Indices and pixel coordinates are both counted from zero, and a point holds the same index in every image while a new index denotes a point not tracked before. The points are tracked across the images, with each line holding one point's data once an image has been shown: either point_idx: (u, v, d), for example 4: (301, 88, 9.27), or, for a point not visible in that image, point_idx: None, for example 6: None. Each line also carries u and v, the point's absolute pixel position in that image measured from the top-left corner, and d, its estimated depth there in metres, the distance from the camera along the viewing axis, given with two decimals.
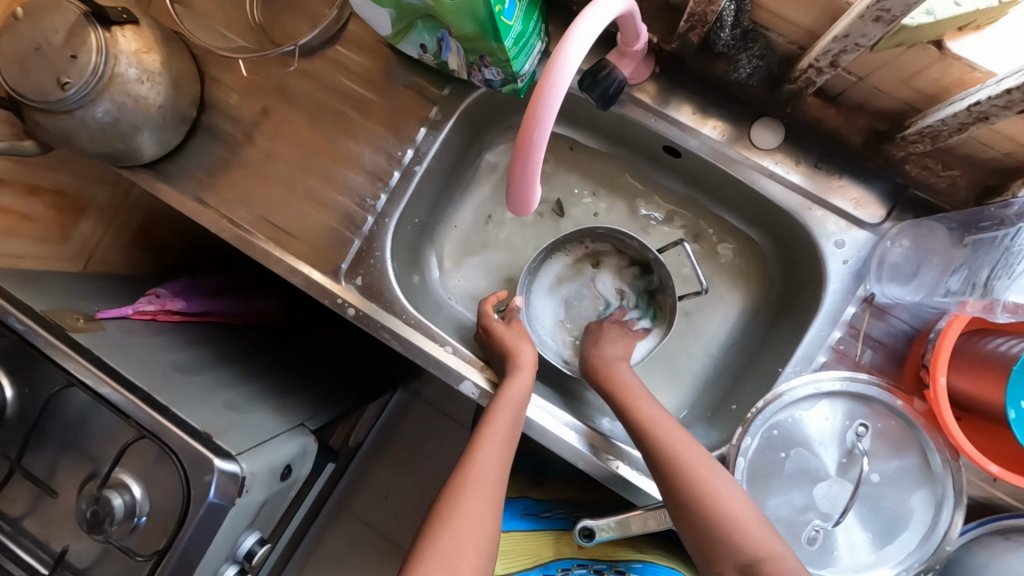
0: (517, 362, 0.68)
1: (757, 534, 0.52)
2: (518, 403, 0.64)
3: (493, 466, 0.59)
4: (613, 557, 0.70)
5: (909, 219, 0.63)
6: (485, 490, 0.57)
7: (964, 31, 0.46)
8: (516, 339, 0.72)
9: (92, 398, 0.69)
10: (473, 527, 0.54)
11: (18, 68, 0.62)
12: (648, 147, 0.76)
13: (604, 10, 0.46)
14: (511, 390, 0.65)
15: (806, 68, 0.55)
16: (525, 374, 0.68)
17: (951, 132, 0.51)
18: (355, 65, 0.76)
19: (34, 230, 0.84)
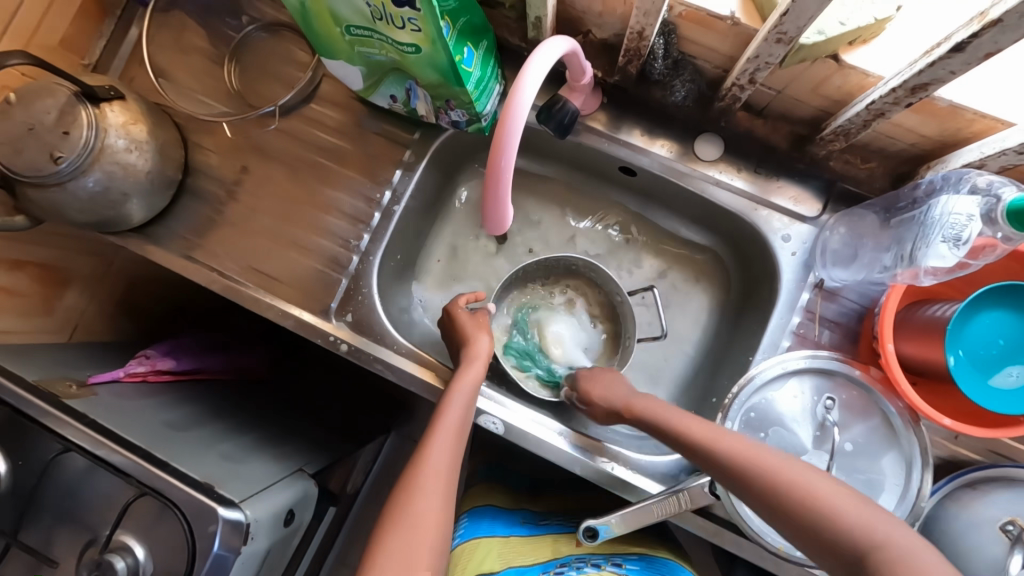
0: (472, 352, 0.70)
1: (842, 506, 0.49)
2: (471, 391, 0.67)
3: (448, 463, 0.61)
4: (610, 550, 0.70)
5: (843, 210, 0.71)
6: (439, 486, 0.59)
7: (854, 45, 0.55)
8: (476, 330, 0.74)
9: (90, 461, 0.70)
10: (430, 524, 0.56)
11: (11, 148, 0.66)
12: (606, 170, 0.83)
13: (546, 51, 0.52)
14: (465, 380, 0.68)
15: (731, 87, 0.64)
16: (479, 362, 0.70)
17: (859, 128, 0.60)
18: (330, 120, 0.83)
19: (17, 305, 0.82)
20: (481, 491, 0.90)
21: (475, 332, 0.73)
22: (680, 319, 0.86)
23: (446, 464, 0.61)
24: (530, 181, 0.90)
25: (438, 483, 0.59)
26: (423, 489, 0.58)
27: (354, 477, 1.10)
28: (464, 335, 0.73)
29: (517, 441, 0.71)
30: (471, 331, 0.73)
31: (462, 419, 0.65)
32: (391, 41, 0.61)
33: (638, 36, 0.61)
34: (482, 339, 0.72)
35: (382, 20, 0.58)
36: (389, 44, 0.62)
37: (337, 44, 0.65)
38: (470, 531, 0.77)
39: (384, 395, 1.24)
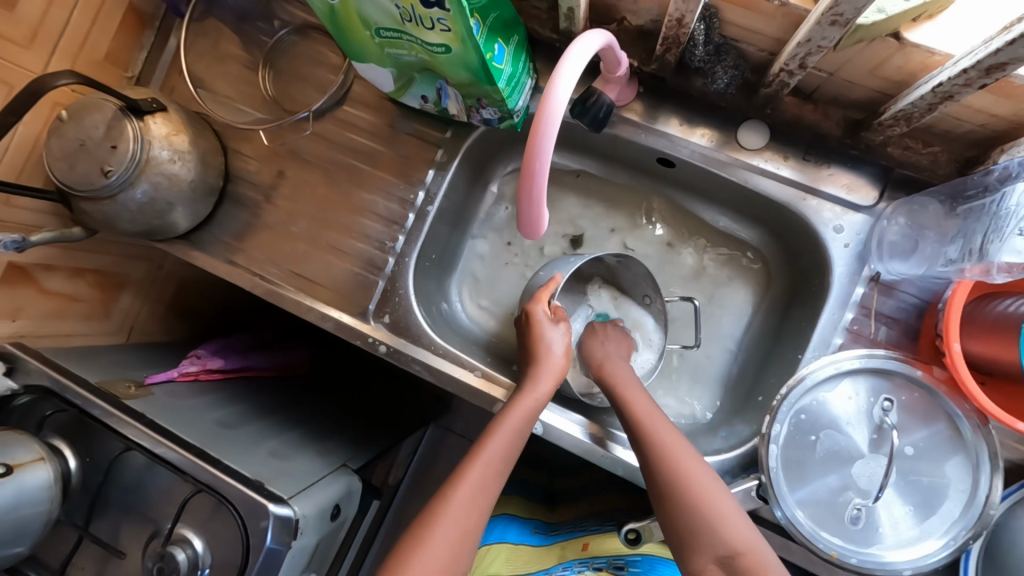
0: (538, 365, 0.67)
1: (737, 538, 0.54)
2: (532, 414, 0.63)
3: (481, 487, 0.59)
4: (613, 552, 0.70)
5: (902, 197, 0.66)
6: (470, 510, 0.57)
7: (918, 21, 0.50)
8: (544, 337, 0.69)
9: (150, 459, 0.73)
10: (446, 549, 0.54)
11: (65, 163, 0.69)
12: (642, 162, 0.80)
13: (586, 47, 0.50)
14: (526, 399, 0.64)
15: (778, 72, 0.60)
16: (548, 382, 0.65)
17: (922, 112, 0.55)
18: (362, 122, 0.83)
19: (80, 311, 0.87)
20: (499, 496, 0.88)
21: (551, 342, 0.68)
22: (722, 315, 0.83)
23: (479, 490, 0.58)
24: (564, 176, 0.88)
25: (465, 507, 0.57)
26: (450, 507, 0.56)
27: (395, 470, 1.12)
28: (539, 348, 0.68)
29: (555, 441, 0.70)
30: (541, 352, 0.68)
31: (509, 448, 0.62)
32: (420, 42, 0.60)
33: (677, 23, 0.58)
34: (555, 359, 0.67)
35: (411, 22, 0.57)
36: (419, 45, 0.61)
37: (367, 47, 0.64)
38: (482, 537, 0.79)
39: (422, 390, 1.26)
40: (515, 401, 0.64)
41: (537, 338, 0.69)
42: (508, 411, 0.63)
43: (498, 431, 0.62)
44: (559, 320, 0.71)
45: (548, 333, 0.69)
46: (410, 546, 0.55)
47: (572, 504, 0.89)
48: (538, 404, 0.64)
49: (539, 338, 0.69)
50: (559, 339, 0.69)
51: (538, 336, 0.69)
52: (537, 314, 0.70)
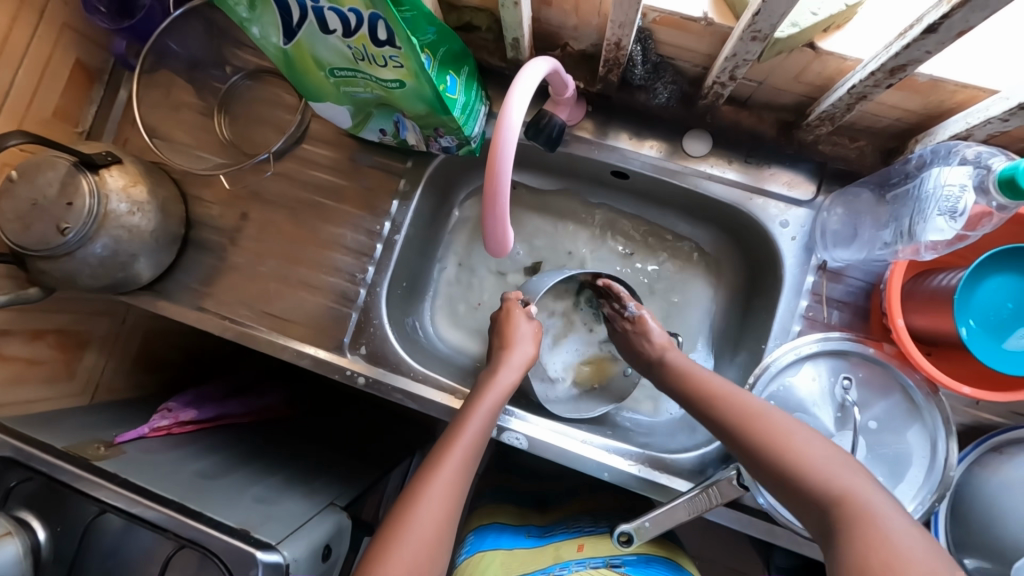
0: (506, 355, 0.71)
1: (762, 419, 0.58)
2: (499, 401, 0.67)
3: (460, 473, 0.61)
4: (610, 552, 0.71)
5: (837, 190, 0.71)
6: (448, 494, 0.59)
7: (829, 31, 0.56)
8: (512, 330, 0.73)
9: (127, 520, 0.71)
10: (427, 537, 0.56)
11: (19, 225, 0.68)
12: (599, 176, 0.84)
13: (533, 71, 0.54)
14: (498, 381, 0.69)
15: (712, 85, 0.64)
16: (514, 372, 0.70)
17: (843, 111, 0.60)
18: (323, 159, 0.84)
19: (41, 374, 0.84)
20: (489, 508, 0.87)
21: (518, 321, 0.74)
22: (688, 315, 0.87)
23: (457, 477, 0.61)
24: (525, 195, 0.91)
25: (442, 495, 0.59)
26: (428, 498, 0.58)
27: (385, 504, 1.11)
28: (510, 337, 0.73)
29: (542, 454, 0.72)
30: (513, 336, 0.73)
31: (481, 433, 0.65)
32: (375, 79, 0.62)
33: (615, 46, 0.62)
34: (524, 349, 0.72)
35: (364, 60, 0.59)
36: (373, 82, 0.63)
37: (323, 88, 0.66)
38: (476, 545, 0.77)
39: (405, 418, 1.25)
40: (487, 385, 0.68)
41: (510, 327, 0.73)
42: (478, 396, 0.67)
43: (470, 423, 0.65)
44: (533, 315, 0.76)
45: (521, 324, 0.74)
46: (388, 540, 0.56)
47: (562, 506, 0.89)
48: (508, 388, 0.69)
49: (512, 328, 0.73)
50: (524, 320, 0.74)
51: (514, 320, 0.74)
52: (513, 302, 0.76)
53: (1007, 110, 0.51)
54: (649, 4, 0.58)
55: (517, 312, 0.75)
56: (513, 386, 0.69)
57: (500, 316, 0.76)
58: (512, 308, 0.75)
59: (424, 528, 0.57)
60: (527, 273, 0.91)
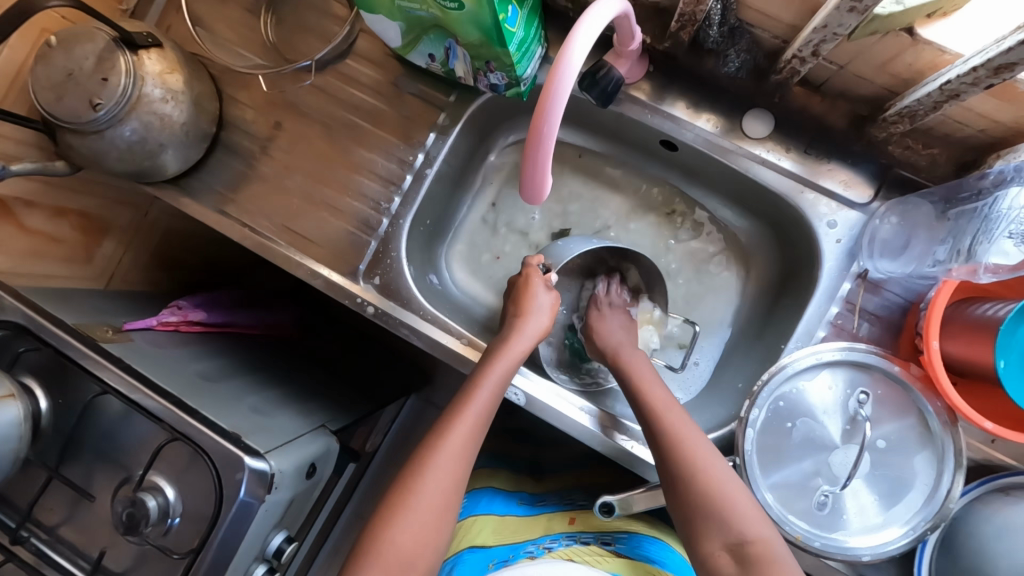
0: (521, 323, 0.69)
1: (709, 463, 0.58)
2: (510, 368, 0.65)
3: (467, 442, 0.61)
4: (601, 530, 0.71)
5: (896, 198, 0.67)
6: (456, 461, 0.60)
7: (933, 18, 0.51)
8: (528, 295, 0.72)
9: (125, 405, 0.72)
10: (435, 503, 0.58)
11: (52, 93, 0.66)
12: (646, 143, 0.80)
13: (600, 12, 0.49)
14: (510, 349, 0.67)
15: (790, 59, 0.60)
16: (527, 341, 0.68)
17: (927, 110, 0.55)
18: (365, 78, 0.81)
19: (59, 251, 0.84)
20: (485, 470, 0.88)
21: (536, 289, 0.72)
22: (709, 303, 0.84)
23: (465, 446, 0.61)
24: (566, 152, 0.87)
25: (449, 463, 0.60)
26: (436, 465, 0.59)
27: (374, 437, 1.12)
28: (527, 305, 0.71)
29: (539, 414, 0.72)
30: (532, 305, 0.71)
31: (491, 400, 0.64)
32: None
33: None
34: (540, 319, 0.70)
35: None
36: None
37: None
38: (469, 509, 0.78)
39: (406, 360, 1.26)
40: (499, 354, 0.67)
41: (527, 295, 0.71)
42: (490, 364, 0.66)
43: (481, 389, 0.64)
44: (553, 287, 0.74)
45: (538, 293, 0.71)
46: (396, 502, 0.58)
47: (557, 477, 0.91)
48: (522, 354, 0.67)
49: (529, 295, 0.72)
50: (539, 281, 0.72)
51: (533, 287, 0.72)
52: (534, 266, 0.74)
53: None
54: None
55: (535, 275, 0.73)
56: (525, 354, 0.68)
57: (519, 282, 0.74)
58: (531, 271, 0.74)
59: (433, 494, 0.58)
60: (551, 236, 0.89)
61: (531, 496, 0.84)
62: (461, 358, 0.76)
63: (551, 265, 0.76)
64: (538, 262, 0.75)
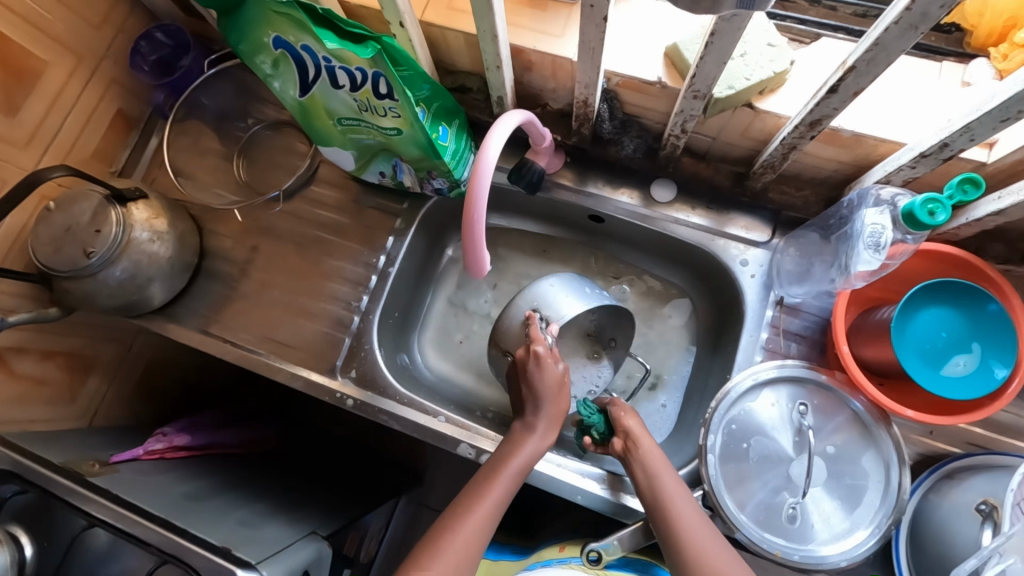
0: (549, 413, 0.73)
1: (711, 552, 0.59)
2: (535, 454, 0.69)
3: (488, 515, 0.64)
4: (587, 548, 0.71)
5: (789, 233, 0.79)
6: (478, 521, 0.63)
7: (765, 94, 0.65)
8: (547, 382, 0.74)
9: (114, 535, 0.72)
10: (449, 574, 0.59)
11: (50, 249, 0.75)
12: (578, 220, 0.92)
13: (507, 123, 0.62)
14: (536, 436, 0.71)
15: (669, 138, 0.74)
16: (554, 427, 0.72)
17: (781, 160, 0.69)
18: (328, 199, 0.93)
19: (46, 394, 0.88)
20: None
21: (544, 372, 0.73)
22: (663, 349, 0.92)
23: (485, 518, 0.63)
24: (512, 236, 0.99)
25: (470, 536, 0.62)
26: (457, 534, 0.62)
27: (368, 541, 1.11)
28: (543, 390, 0.73)
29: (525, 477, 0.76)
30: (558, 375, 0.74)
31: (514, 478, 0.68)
32: (377, 127, 0.72)
33: (584, 104, 0.72)
34: (559, 400, 0.73)
35: (368, 111, 0.69)
36: (375, 129, 0.73)
37: (332, 134, 0.77)
38: None
39: (394, 457, 1.27)
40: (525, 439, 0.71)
41: (539, 378, 0.73)
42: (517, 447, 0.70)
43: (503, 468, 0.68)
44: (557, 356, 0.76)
45: (551, 374, 0.73)
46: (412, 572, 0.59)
47: (547, 530, 0.94)
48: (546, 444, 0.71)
49: (542, 382, 0.73)
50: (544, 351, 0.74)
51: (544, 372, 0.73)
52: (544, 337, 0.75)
53: (914, 158, 0.58)
54: (612, 69, 0.68)
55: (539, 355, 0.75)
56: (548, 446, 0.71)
57: (528, 363, 0.74)
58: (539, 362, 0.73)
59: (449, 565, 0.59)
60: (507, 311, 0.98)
61: (522, 549, 0.87)
62: (455, 442, 0.80)
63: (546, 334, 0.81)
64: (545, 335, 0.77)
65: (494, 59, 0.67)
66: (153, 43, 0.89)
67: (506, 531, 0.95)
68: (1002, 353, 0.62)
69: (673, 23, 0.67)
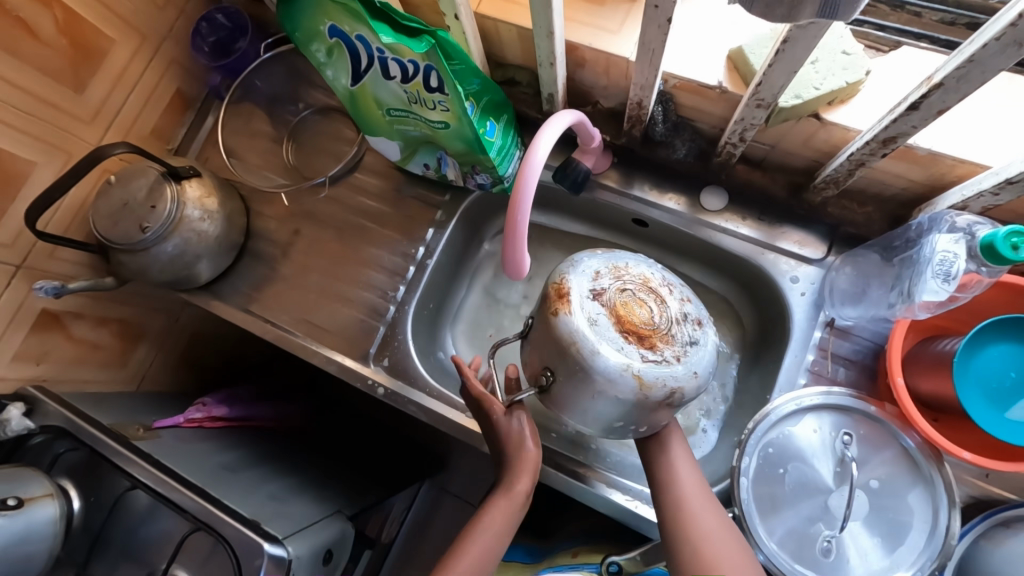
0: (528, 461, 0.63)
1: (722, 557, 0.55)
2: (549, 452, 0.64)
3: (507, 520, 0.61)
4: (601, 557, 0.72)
5: (846, 252, 0.75)
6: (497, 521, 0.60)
7: (834, 104, 0.61)
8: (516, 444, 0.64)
9: (154, 498, 0.76)
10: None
11: (109, 221, 0.78)
12: (621, 222, 0.90)
13: (557, 123, 0.60)
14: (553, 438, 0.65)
15: (725, 145, 0.71)
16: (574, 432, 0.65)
17: (845, 175, 0.65)
18: (371, 187, 0.94)
19: (101, 358, 0.93)
20: None
21: (495, 429, 0.66)
22: None
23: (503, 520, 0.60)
24: (551, 235, 0.97)
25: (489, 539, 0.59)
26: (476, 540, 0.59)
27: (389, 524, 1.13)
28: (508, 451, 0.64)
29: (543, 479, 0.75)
30: (518, 457, 0.63)
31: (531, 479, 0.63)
32: (425, 119, 0.72)
33: (637, 105, 0.69)
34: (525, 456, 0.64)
35: (417, 103, 0.69)
36: (423, 122, 0.73)
37: (379, 124, 0.77)
38: None
39: (419, 445, 1.29)
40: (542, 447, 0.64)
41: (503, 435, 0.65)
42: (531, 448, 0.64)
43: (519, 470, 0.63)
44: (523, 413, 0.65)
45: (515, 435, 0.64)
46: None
47: (565, 533, 0.93)
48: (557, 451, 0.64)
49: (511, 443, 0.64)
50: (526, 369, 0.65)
51: (502, 426, 0.65)
52: (512, 422, 0.64)
53: (997, 184, 0.54)
54: (669, 70, 0.65)
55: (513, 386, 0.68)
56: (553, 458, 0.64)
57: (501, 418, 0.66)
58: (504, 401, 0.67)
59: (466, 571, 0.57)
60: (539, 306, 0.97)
61: (539, 549, 0.87)
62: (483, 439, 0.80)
63: (544, 394, 0.62)
64: (517, 421, 0.64)
65: (547, 56, 0.65)
66: (213, 25, 0.91)
67: (524, 529, 0.95)
68: None
69: (738, 24, 0.64)
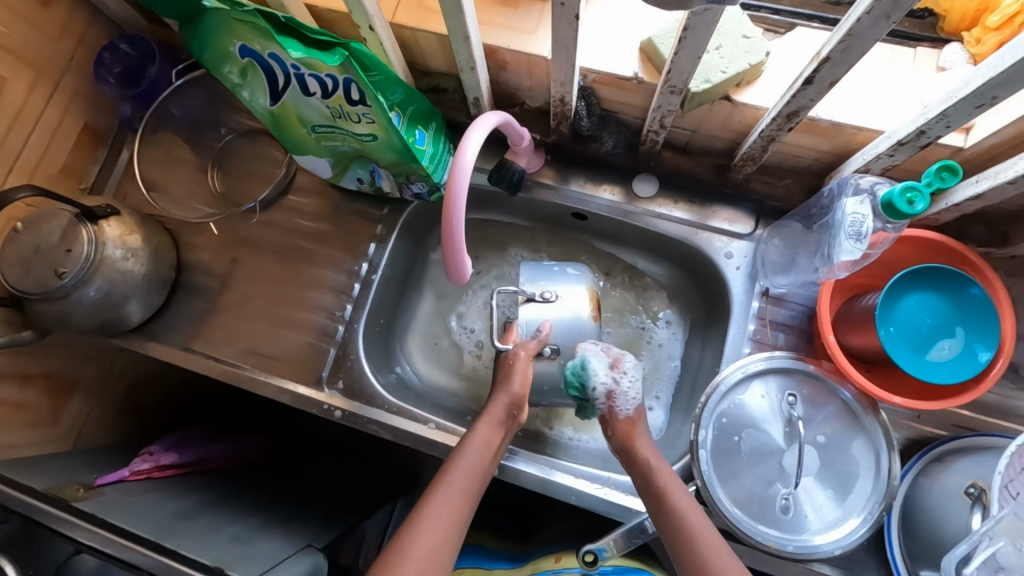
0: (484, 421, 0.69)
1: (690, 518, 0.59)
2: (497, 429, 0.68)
3: (468, 490, 0.62)
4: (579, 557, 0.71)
5: (772, 224, 0.79)
6: (455, 507, 0.60)
7: (743, 86, 0.64)
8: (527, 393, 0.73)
9: (102, 561, 0.70)
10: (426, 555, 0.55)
11: (21, 271, 0.73)
12: (561, 218, 0.91)
13: (483, 125, 0.61)
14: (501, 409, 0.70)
15: (648, 133, 0.73)
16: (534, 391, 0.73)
17: (761, 151, 0.68)
18: (306, 208, 0.91)
19: (27, 419, 0.86)
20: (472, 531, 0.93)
21: (511, 379, 0.71)
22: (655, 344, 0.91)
23: (468, 485, 0.62)
24: (495, 236, 0.98)
25: (452, 502, 0.60)
26: (436, 503, 0.60)
27: (366, 550, 1.10)
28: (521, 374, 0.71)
29: (514, 479, 0.76)
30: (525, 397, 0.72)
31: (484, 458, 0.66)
32: (351, 133, 0.71)
33: (561, 102, 0.71)
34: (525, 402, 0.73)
35: (341, 117, 0.68)
36: (350, 136, 0.72)
37: (305, 142, 0.75)
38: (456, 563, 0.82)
39: (388, 464, 1.26)
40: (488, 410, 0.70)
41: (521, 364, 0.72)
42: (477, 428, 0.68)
43: (467, 451, 0.65)
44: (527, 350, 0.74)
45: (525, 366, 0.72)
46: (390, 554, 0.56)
47: (543, 531, 0.93)
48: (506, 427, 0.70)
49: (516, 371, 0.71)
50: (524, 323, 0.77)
51: (515, 370, 0.71)
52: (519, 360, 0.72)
53: (892, 147, 0.58)
54: (587, 66, 0.67)
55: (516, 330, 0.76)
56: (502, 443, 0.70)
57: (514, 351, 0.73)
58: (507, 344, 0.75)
59: (429, 543, 0.56)
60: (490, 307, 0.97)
61: (517, 552, 0.86)
62: (451, 448, 0.79)
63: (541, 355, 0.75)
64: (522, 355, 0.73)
65: (467, 60, 0.66)
66: (116, 54, 0.86)
67: (501, 532, 0.95)
68: (985, 337, 0.63)
69: (648, 17, 0.66)
